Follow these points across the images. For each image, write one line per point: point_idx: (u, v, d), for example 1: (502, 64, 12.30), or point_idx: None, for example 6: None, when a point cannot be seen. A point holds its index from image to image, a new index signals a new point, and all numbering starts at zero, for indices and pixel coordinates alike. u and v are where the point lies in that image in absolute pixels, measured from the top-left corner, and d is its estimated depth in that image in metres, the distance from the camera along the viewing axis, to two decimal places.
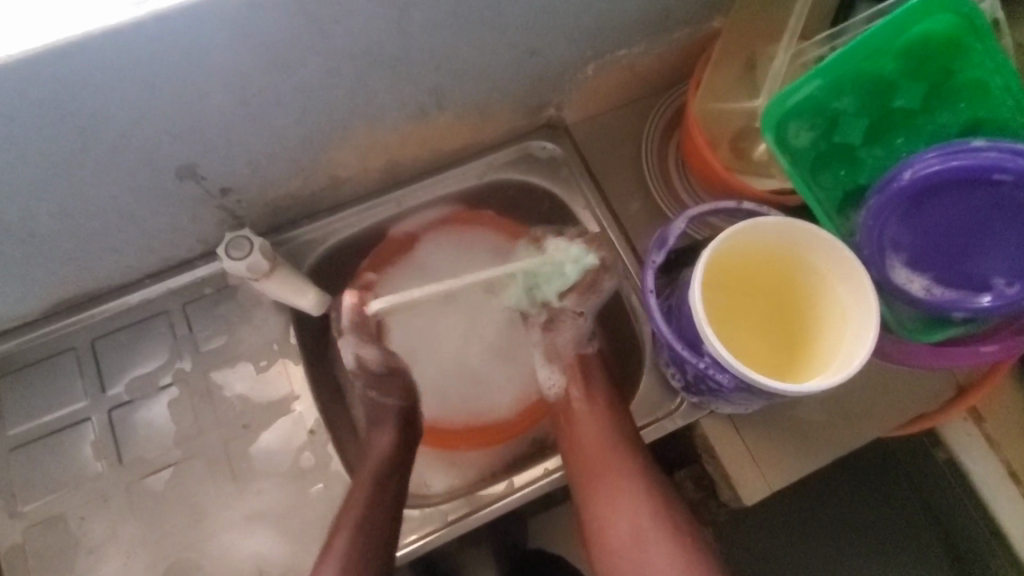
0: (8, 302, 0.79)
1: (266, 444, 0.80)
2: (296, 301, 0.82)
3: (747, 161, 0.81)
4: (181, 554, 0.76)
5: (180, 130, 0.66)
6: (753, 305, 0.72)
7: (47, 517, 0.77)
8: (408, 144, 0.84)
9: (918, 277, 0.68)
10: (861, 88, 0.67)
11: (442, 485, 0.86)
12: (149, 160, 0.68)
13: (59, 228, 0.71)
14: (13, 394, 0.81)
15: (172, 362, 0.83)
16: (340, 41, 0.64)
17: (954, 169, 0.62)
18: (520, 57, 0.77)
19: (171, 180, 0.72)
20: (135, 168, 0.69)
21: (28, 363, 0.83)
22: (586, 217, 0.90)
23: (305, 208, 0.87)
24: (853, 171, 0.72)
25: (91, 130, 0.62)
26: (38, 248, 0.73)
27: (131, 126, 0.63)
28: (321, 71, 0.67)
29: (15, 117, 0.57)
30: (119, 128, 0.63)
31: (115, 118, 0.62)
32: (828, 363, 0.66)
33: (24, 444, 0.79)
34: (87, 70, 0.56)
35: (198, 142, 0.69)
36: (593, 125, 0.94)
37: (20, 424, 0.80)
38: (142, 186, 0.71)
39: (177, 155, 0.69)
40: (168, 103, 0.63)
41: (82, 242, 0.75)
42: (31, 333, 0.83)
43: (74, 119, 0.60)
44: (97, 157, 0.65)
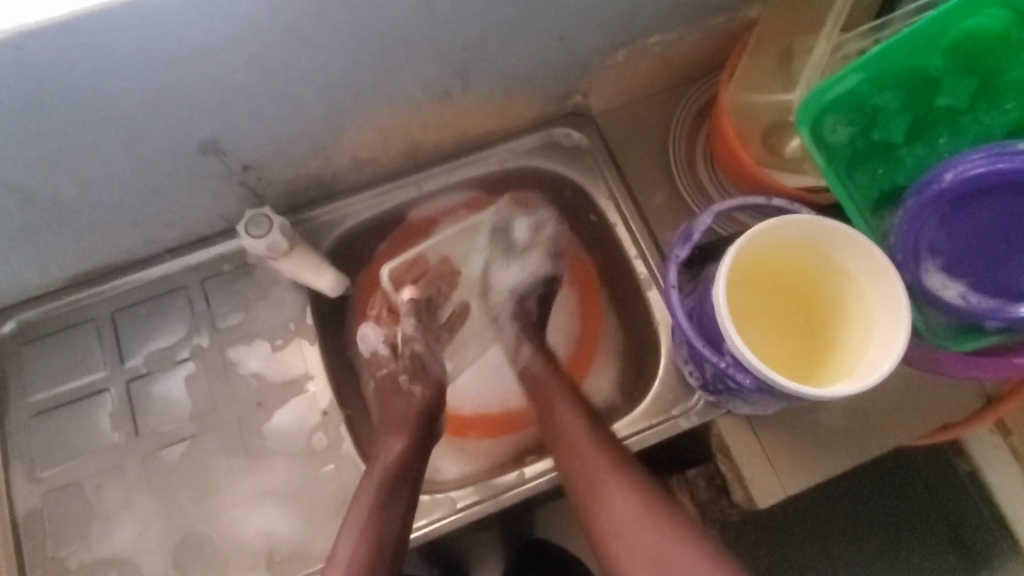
0: (32, 271, 0.80)
1: (279, 422, 0.80)
2: (313, 281, 0.82)
3: (778, 156, 0.78)
4: (193, 527, 0.77)
5: (204, 104, 0.66)
6: (777, 305, 0.70)
7: (64, 484, 0.78)
8: (430, 127, 0.83)
9: (954, 283, 0.65)
10: (905, 83, 0.64)
11: (452, 472, 0.86)
12: (171, 134, 0.68)
13: (84, 198, 0.72)
14: (35, 361, 0.82)
15: (189, 337, 0.83)
16: (367, 19, 0.63)
17: (1000, 172, 0.60)
18: (549, 41, 0.76)
19: (194, 155, 0.72)
20: (159, 142, 0.68)
21: (49, 331, 0.84)
22: (608, 207, 0.89)
23: (325, 188, 0.87)
24: (891, 169, 0.69)
25: (117, 102, 0.62)
26: (62, 217, 0.73)
27: (156, 99, 0.63)
28: (345, 49, 0.66)
29: (43, 85, 0.57)
30: (144, 101, 0.63)
31: (141, 89, 0.62)
32: (854, 368, 0.64)
33: (43, 412, 0.81)
34: (113, 40, 0.56)
35: (220, 117, 0.68)
36: (619, 114, 0.92)
37: (41, 392, 0.81)
38: (164, 160, 0.71)
39: (200, 129, 0.69)
40: (193, 77, 0.62)
41: (104, 213, 0.75)
42: (54, 302, 0.84)
43: (100, 90, 0.60)
44: (122, 129, 0.65)
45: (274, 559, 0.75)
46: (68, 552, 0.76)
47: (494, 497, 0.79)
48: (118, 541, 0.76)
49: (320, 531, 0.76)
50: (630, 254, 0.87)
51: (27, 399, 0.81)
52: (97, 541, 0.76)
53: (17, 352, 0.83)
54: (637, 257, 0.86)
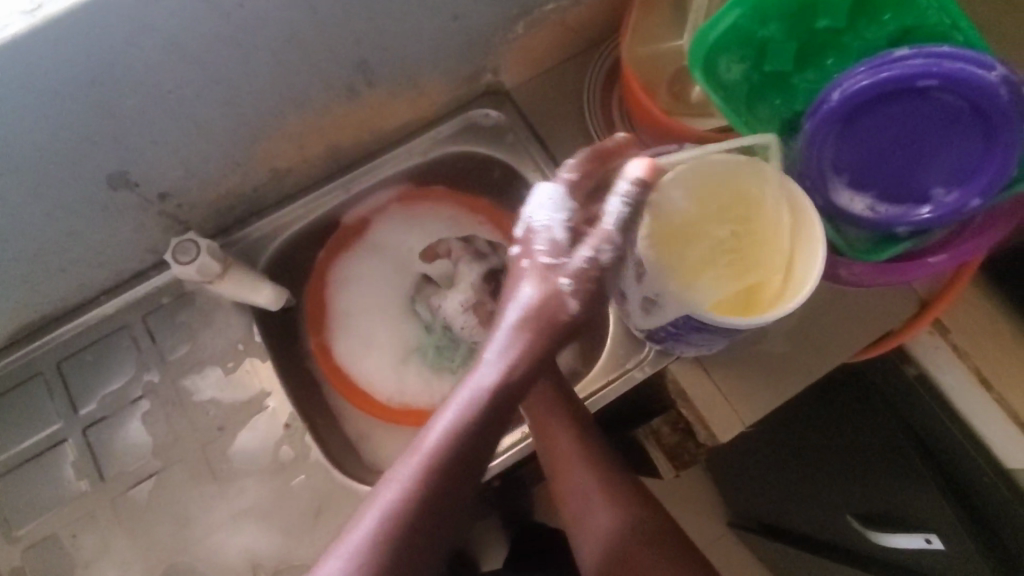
0: None
1: (244, 442, 0.80)
2: (253, 297, 0.81)
3: (685, 103, 0.80)
4: (175, 559, 0.77)
5: (103, 139, 0.66)
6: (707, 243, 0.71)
7: (40, 541, 0.78)
8: (344, 126, 0.83)
9: (861, 196, 0.67)
10: (783, 12, 0.67)
11: None
12: (77, 173, 0.67)
13: (2, 252, 0.71)
14: None
15: (140, 374, 0.83)
16: (249, 26, 0.63)
17: (884, 81, 0.62)
18: (444, 22, 0.76)
19: (106, 191, 0.71)
20: (66, 183, 0.68)
21: None
22: (536, 179, 0.90)
23: (252, 204, 0.86)
24: (789, 99, 0.70)
25: (10, 149, 0.61)
26: None
27: (51, 140, 0.63)
28: (233, 62, 0.66)
29: None
30: (39, 144, 0.62)
31: (30, 133, 0.61)
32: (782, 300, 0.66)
33: (5, 474, 0.80)
34: None
35: (124, 149, 0.68)
36: (532, 86, 0.92)
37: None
38: (77, 201, 0.70)
39: (105, 164, 0.68)
40: (83, 112, 0.62)
41: (27, 265, 0.74)
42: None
43: None
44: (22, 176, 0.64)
45: (260, 574, 0.76)
46: None
47: None
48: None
49: (302, 540, 0.77)
50: None
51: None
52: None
53: None
54: None
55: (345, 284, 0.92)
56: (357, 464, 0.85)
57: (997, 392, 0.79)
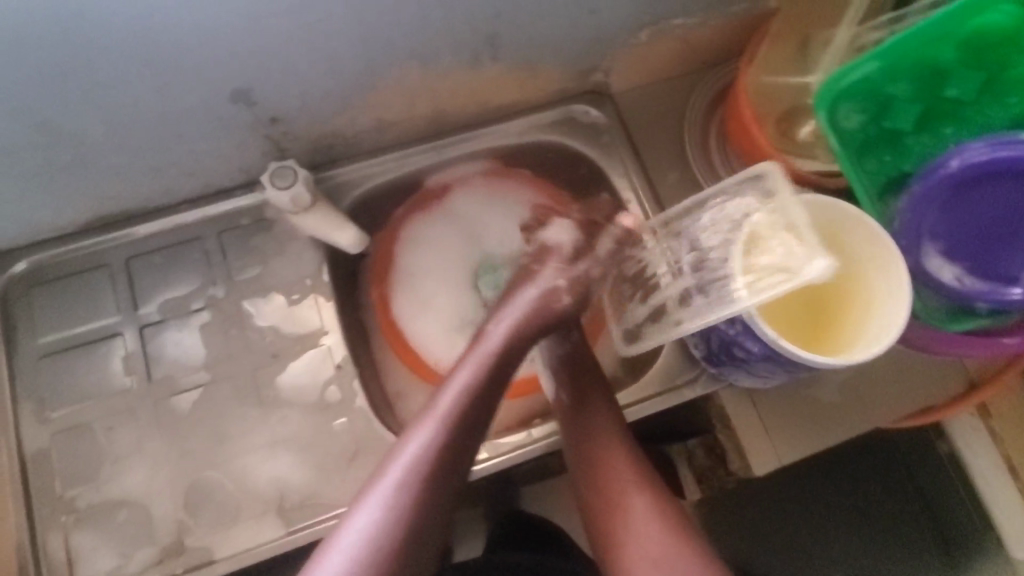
0: (50, 211, 0.80)
1: (293, 375, 0.81)
2: (334, 236, 0.83)
3: (791, 140, 0.81)
4: (203, 473, 0.78)
5: (243, 51, 0.67)
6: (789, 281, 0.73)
7: (76, 426, 0.78)
8: (455, 93, 0.84)
9: (950, 265, 0.69)
10: (917, 74, 0.67)
11: None
12: (207, 78, 0.69)
13: (112, 138, 0.72)
14: (47, 303, 0.82)
15: (205, 287, 0.84)
16: None
17: (999, 160, 0.65)
18: (579, 14, 0.78)
19: (225, 102, 0.72)
20: (194, 86, 0.69)
21: (62, 275, 0.84)
22: (622, 184, 0.91)
23: (347, 148, 0.88)
24: (899, 158, 0.73)
25: (158, 41, 0.62)
26: (88, 158, 0.74)
27: (197, 41, 0.64)
28: (383, 6, 0.67)
29: (91, 18, 0.58)
30: (186, 42, 0.63)
31: (182, 28, 0.62)
32: (851, 345, 0.68)
33: (55, 353, 0.81)
34: None
35: (256, 66, 0.69)
36: (637, 95, 0.94)
37: (52, 334, 0.81)
38: (196, 105, 0.71)
39: (234, 76, 0.70)
40: (236, 20, 0.63)
41: (129, 157, 0.75)
42: (69, 246, 0.84)
43: (145, 29, 0.61)
44: (158, 69, 0.65)
45: (284, 506, 0.76)
46: (76, 492, 0.77)
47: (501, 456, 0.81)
48: (129, 484, 0.77)
49: (330, 481, 0.77)
50: None
51: (39, 340, 0.81)
52: (107, 483, 0.77)
53: (28, 293, 0.83)
54: None
55: (417, 243, 0.94)
56: (393, 420, 0.86)
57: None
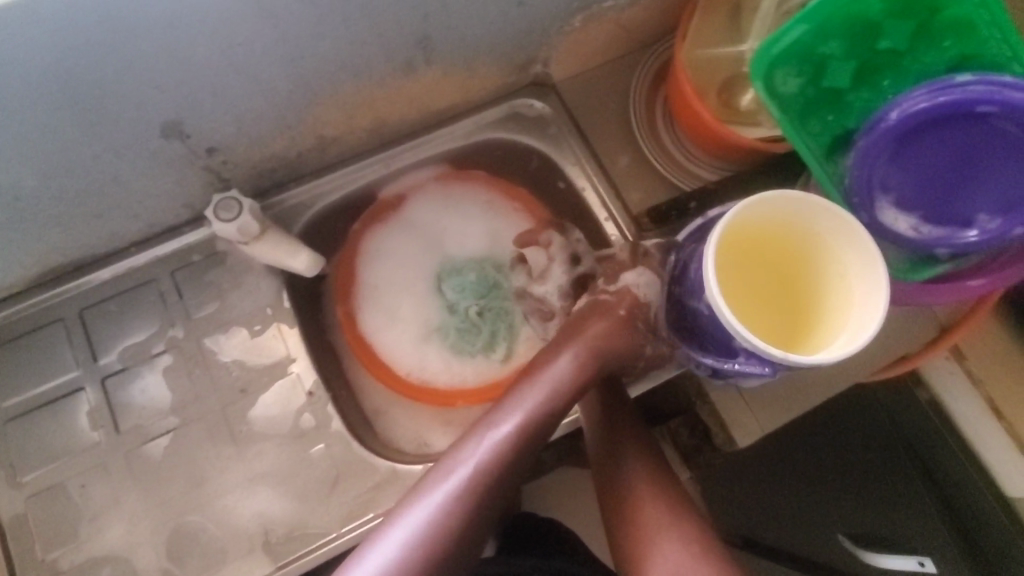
0: None
1: (264, 407, 0.79)
2: (289, 262, 0.81)
3: (734, 110, 0.81)
4: (185, 518, 0.76)
5: (166, 85, 0.65)
6: (767, 271, 0.71)
7: (49, 490, 0.77)
8: (393, 102, 0.83)
9: (906, 217, 0.69)
10: (848, 30, 0.68)
11: (442, 443, 0.87)
12: (134, 117, 0.67)
13: (44, 190, 0.70)
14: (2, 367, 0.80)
15: (164, 329, 0.82)
16: None
17: (942, 106, 0.64)
18: (509, 7, 0.77)
19: (156, 138, 0.71)
20: (120, 127, 0.67)
21: (14, 335, 0.81)
22: (575, 172, 0.90)
23: (292, 170, 0.86)
24: (841, 116, 0.72)
25: (74, 85, 0.60)
26: (22, 213, 0.71)
27: (115, 80, 0.62)
28: (302, 23, 0.66)
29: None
30: (104, 83, 0.62)
31: (95, 69, 0.60)
32: (825, 344, 0.66)
33: (17, 417, 0.78)
34: (69, 16, 0.55)
35: (183, 99, 0.67)
36: (579, 82, 0.93)
37: (13, 398, 0.79)
38: (127, 145, 0.70)
39: (162, 112, 0.68)
40: (152, 54, 0.61)
41: (66, 207, 0.73)
42: (18, 304, 0.82)
43: (58, 74, 0.59)
44: (79, 115, 0.63)
45: (271, 540, 0.75)
46: (57, 554, 0.75)
47: None
48: (111, 541, 0.75)
49: (316, 509, 0.76)
50: (600, 216, 0.88)
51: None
52: (88, 542, 0.75)
53: None
54: (607, 219, 0.88)
55: (376, 257, 0.92)
56: (374, 439, 0.84)
57: (1007, 419, 0.82)
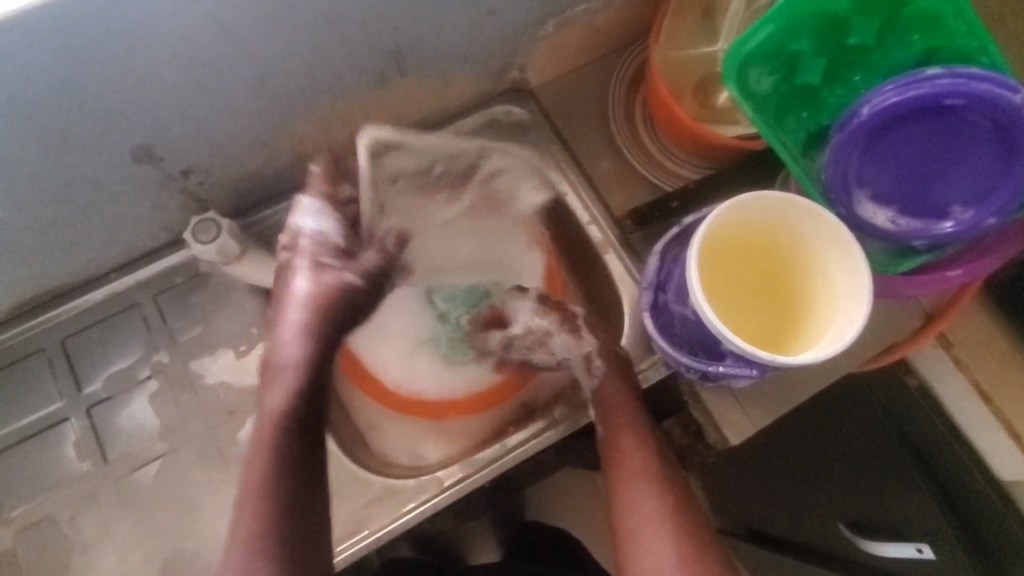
0: None
1: (254, 428, 0.79)
2: (271, 281, 0.81)
3: (711, 109, 0.82)
4: (178, 545, 0.75)
5: (134, 110, 0.64)
6: (758, 274, 0.72)
7: (39, 524, 0.76)
8: (368, 115, 0.82)
9: (883, 210, 0.69)
10: (816, 27, 0.68)
11: (435, 455, 0.86)
12: (104, 144, 0.66)
13: (18, 220, 0.69)
14: None
15: (148, 355, 0.81)
16: (290, 5, 0.62)
17: (911, 99, 0.64)
18: (480, 16, 0.76)
19: (129, 164, 0.70)
20: (91, 155, 0.66)
21: None
22: (557, 177, 0.90)
23: (272, 187, 0.85)
24: (816, 112, 0.72)
25: (39, 115, 0.60)
26: None
27: (80, 108, 0.61)
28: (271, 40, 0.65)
29: None
30: (69, 111, 0.61)
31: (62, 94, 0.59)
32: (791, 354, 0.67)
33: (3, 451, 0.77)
34: (29, 48, 0.54)
35: (153, 123, 0.67)
36: (556, 86, 0.93)
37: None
38: (99, 172, 0.69)
39: (133, 137, 0.67)
40: (118, 80, 0.61)
41: (40, 237, 0.72)
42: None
43: (21, 105, 0.58)
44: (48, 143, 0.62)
45: None
46: None
47: (480, 470, 0.80)
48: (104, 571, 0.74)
49: None
50: (583, 220, 0.88)
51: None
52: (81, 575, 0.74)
53: None
54: (590, 223, 0.88)
55: None
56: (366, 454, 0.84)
57: (995, 405, 0.81)
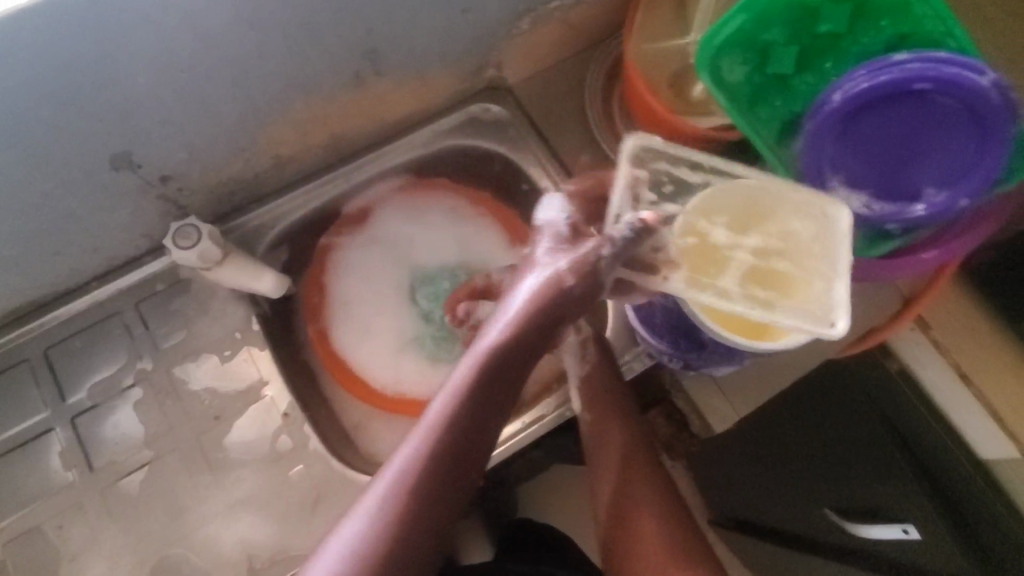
0: None
1: (240, 433, 0.79)
2: (253, 284, 0.81)
3: (686, 101, 0.82)
4: (167, 552, 0.75)
5: (109, 116, 0.64)
6: None
7: (27, 536, 0.75)
8: (347, 116, 0.82)
9: (857, 195, 0.70)
10: (786, 17, 0.69)
11: None
12: (81, 152, 0.66)
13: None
14: None
15: (132, 363, 0.81)
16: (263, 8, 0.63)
17: (881, 85, 0.66)
18: (455, 13, 0.76)
19: (106, 171, 0.70)
20: (68, 163, 0.66)
21: None
22: (537, 173, 0.90)
23: (252, 191, 0.85)
24: (790, 100, 0.72)
25: (11, 124, 0.59)
26: None
27: (54, 116, 0.61)
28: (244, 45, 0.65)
29: None
30: (43, 119, 0.61)
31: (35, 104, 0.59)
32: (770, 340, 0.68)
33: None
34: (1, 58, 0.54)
35: (129, 129, 0.67)
36: (534, 83, 0.93)
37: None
38: (77, 180, 0.69)
39: (110, 144, 0.67)
40: (92, 87, 0.60)
41: (19, 246, 0.72)
42: None
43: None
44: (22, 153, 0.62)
45: (257, 566, 0.74)
46: None
47: None
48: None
49: (299, 530, 0.76)
50: None
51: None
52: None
53: None
54: None
55: (345, 271, 0.92)
56: (355, 455, 0.84)
57: (977, 387, 0.78)
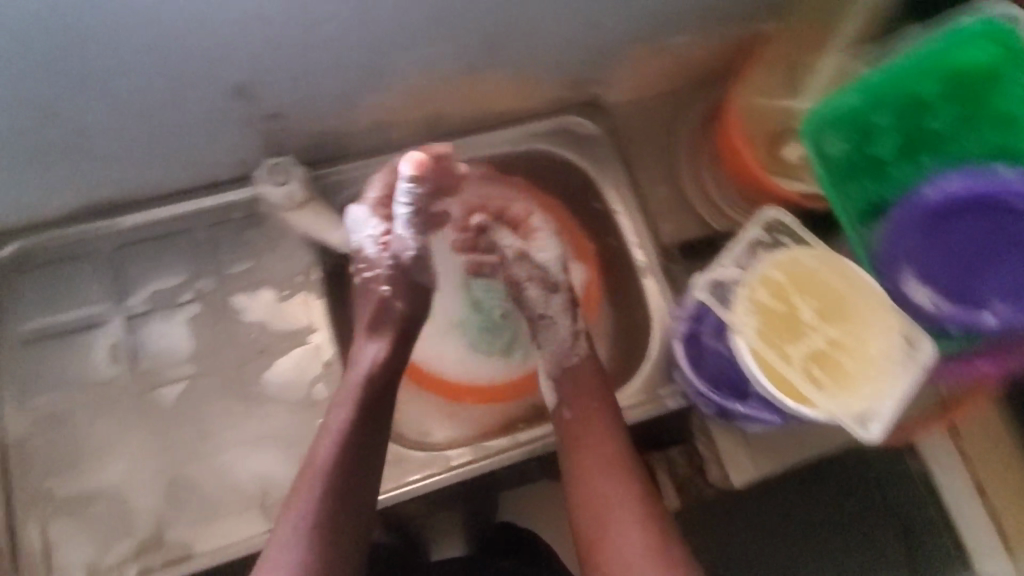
0: (42, 194, 0.80)
1: (279, 371, 0.81)
2: (327, 234, 0.84)
3: (780, 162, 0.84)
4: (184, 467, 0.77)
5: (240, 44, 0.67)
6: None
7: (57, 420, 0.77)
8: (452, 96, 0.85)
9: (928, 291, 0.70)
10: (900, 106, 0.72)
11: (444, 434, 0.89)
12: (203, 70, 0.69)
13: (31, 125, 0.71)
14: (31, 290, 0.81)
15: (193, 280, 0.83)
16: None
17: (977, 190, 0.67)
18: (580, 25, 0.80)
19: (222, 95, 0.73)
20: (189, 79, 0.70)
21: (47, 261, 0.83)
22: (614, 195, 0.92)
23: (343, 145, 0.88)
24: (882, 185, 0.74)
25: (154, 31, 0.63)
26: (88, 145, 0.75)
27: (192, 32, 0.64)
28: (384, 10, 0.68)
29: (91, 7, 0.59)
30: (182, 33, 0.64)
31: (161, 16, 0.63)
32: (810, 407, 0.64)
33: (39, 343, 0.80)
34: None
35: (256, 61, 0.70)
36: (630, 110, 0.96)
37: (40, 322, 0.80)
38: (193, 97, 0.72)
39: (234, 70, 0.70)
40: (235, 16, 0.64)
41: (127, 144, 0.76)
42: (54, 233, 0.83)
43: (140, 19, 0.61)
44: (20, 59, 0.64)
45: (266, 502, 0.76)
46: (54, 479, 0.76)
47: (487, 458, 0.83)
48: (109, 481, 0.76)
49: None
50: (630, 241, 0.90)
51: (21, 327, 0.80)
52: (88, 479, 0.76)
53: (11, 279, 0.82)
54: (636, 245, 0.90)
55: None
56: None
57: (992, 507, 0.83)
